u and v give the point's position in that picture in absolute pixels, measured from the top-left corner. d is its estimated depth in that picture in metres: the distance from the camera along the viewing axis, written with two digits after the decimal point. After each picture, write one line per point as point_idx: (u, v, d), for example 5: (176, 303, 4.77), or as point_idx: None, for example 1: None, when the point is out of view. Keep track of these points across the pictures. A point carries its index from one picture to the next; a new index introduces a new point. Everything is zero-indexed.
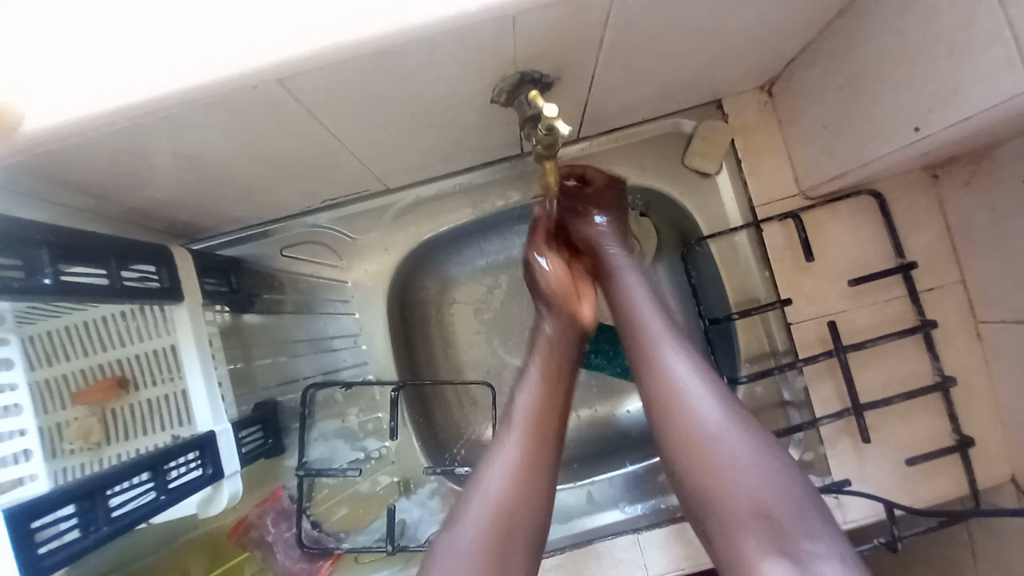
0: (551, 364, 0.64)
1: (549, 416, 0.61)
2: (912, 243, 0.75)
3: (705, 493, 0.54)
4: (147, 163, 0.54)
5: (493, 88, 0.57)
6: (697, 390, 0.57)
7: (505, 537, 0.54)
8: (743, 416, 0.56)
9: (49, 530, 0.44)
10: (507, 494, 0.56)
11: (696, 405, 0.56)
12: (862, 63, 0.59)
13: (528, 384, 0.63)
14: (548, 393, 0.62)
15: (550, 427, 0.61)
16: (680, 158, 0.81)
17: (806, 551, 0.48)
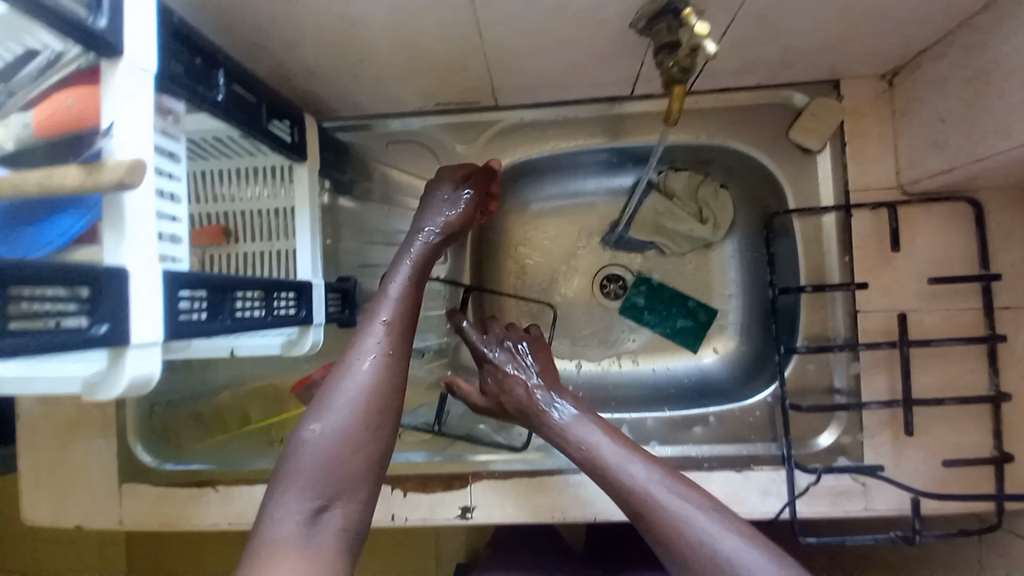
0: (414, 284, 0.70)
1: (407, 324, 0.66)
2: (1002, 257, 0.75)
3: None
4: (310, 20, 0.58)
5: (636, 11, 0.59)
6: (676, 503, 0.61)
7: (361, 443, 0.56)
8: (749, 530, 0.58)
9: (186, 305, 0.50)
10: (367, 397, 0.58)
11: (711, 538, 0.57)
12: (1002, 57, 0.58)
13: (388, 301, 0.66)
14: (380, 380, 0.60)
15: (404, 332, 0.65)
16: (784, 131, 0.82)
17: None
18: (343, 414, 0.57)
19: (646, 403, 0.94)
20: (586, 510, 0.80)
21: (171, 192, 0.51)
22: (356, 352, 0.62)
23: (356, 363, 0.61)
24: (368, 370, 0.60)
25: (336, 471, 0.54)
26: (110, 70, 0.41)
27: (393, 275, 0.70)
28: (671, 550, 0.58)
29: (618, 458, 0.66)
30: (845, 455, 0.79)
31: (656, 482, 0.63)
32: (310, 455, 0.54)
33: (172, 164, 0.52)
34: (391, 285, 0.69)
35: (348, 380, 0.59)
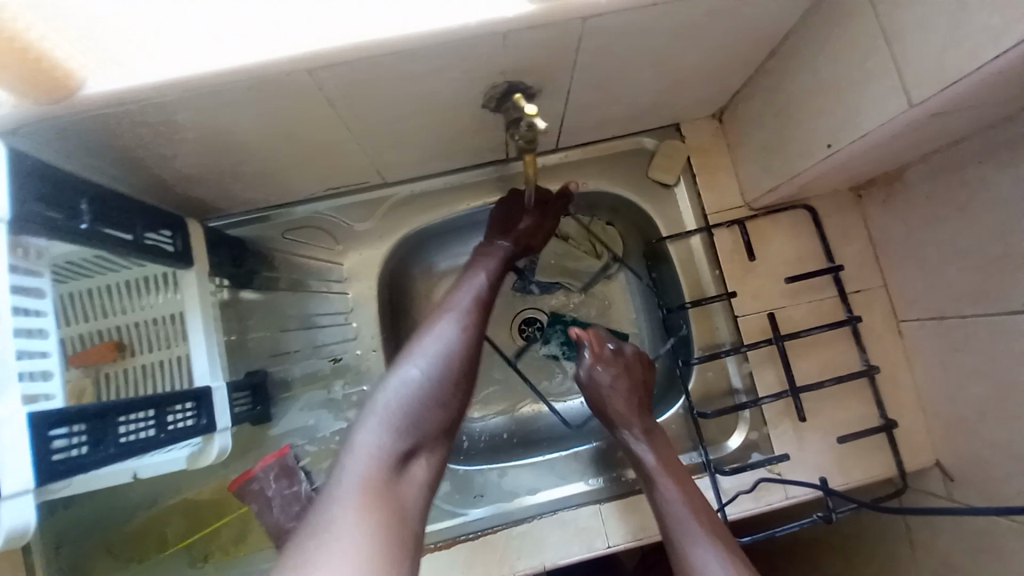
0: (454, 344, 0.70)
1: (448, 385, 0.67)
2: (842, 250, 0.87)
3: None
4: (179, 136, 0.61)
5: (485, 94, 0.67)
6: (699, 548, 0.70)
7: (431, 405, 0.65)
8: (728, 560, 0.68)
9: (62, 442, 0.49)
10: (444, 363, 0.68)
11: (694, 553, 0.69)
12: (791, 94, 0.71)
13: (419, 359, 0.67)
14: (457, 347, 0.69)
15: (472, 339, 0.71)
16: (644, 171, 0.93)
17: None
18: (428, 365, 0.67)
19: (582, 436, 0.96)
20: (535, 559, 0.80)
21: (39, 327, 0.52)
22: (440, 324, 0.72)
23: (438, 330, 0.71)
24: (450, 338, 0.70)
25: (412, 427, 0.63)
26: None
27: (433, 330, 0.71)
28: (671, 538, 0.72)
29: (682, 527, 0.72)
30: (757, 449, 0.86)
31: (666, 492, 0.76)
32: (390, 403, 0.64)
33: (38, 301, 0.53)
34: (424, 346, 0.69)
35: (431, 341, 0.69)
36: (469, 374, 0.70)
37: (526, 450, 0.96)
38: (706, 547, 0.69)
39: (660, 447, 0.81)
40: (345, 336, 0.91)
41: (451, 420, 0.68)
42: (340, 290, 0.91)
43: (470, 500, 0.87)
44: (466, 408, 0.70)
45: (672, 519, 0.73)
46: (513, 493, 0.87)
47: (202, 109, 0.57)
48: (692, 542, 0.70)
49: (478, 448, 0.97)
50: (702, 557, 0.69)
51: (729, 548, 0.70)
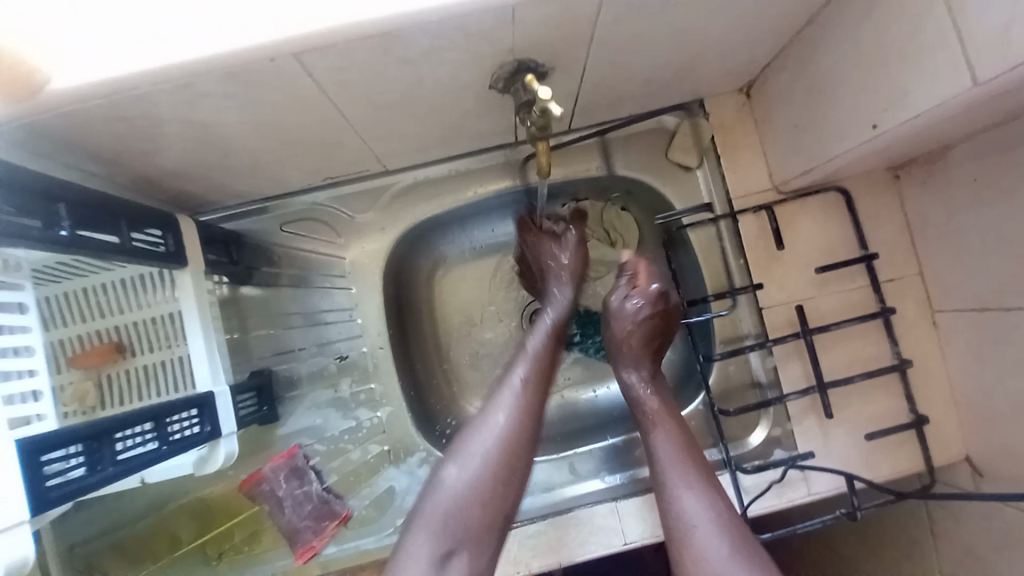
0: (503, 442, 0.65)
1: (495, 481, 0.63)
2: (876, 235, 0.81)
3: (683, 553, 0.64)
4: (158, 129, 0.56)
5: (491, 75, 0.61)
6: (692, 503, 0.66)
7: (477, 503, 0.62)
8: (727, 520, 0.64)
9: (59, 465, 0.47)
10: (491, 463, 0.63)
11: (688, 507, 0.66)
12: (830, 67, 0.64)
13: (466, 463, 0.63)
14: (512, 438, 0.65)
15: (527, 426, 0.66)
16: (663, 152, 0.86)
17: None
18: (477, 462, 0.64)
19: (594, 431, 0.95)
20: (551, 557, 0.79)
21: (26, 344, 0.49)
22: (488, 413, 0.67)
23: (489, 420, 0.66)
24: (502, 425, 0.65)
25: (457, 529, 0.61)
26: None
27: (489, 418, 0.66)
28: (662, 490, 0.69)
29: (673, 475, 0.69)
30: (780, 446, 0.83)
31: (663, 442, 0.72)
32: (441, 503, 0.62)
33: (22, 317, 0.50)
34: (472, 444, 0.65)
35: (481, 432, 0.65)
36: (528, 464, 0.66)
37: (542, 447, 0.94)
38: (694, 498, 0.66)
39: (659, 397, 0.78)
40: (353, 332, 0.89)
41: (505, 517, 0.64)
42: (343, 286, 0.89)
43: None
44: (518, 499, 0.66)
45: (665, 467, 0.70)
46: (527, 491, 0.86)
47: (180, 102, 0.52)
48: (679, 489, 0.67)
49: None
50: (687, 508, 0.66)
51: (721, 503, 0.66)
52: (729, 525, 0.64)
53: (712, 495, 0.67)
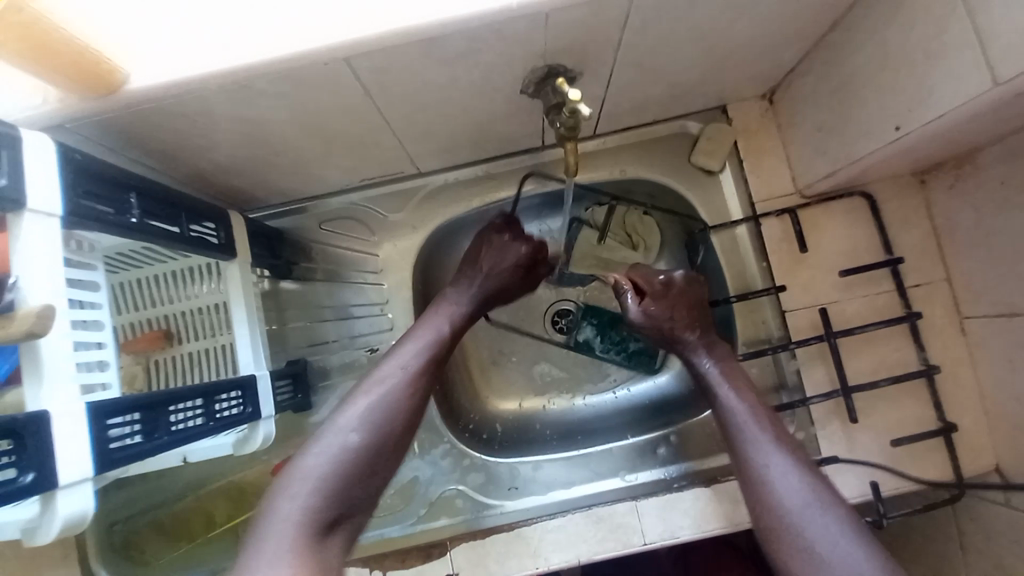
0: (389, 404, 0.65)
1: (384, 444, 0.63)
2: (902, 239, 0.81)
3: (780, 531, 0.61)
4: (218, 127, 0.61)
5: (522, 79, 0.65)
6: (784, 477, 0.64)
7: (365, 463, 0.61)
8: (822, 492, 0.62)
9: (118, 431, 0.51)
10: (380, 422, 0.63)
11: (778, 481, 0.63)
12: (854, 71, 0.66)
13: (358, 420, 0.62)
14: (399, 398, 0.66)
15: (416, 393, 0.67)
16: (687, 157, 0.89)
17: None
18: (363, 420, 0.63)
19: (614, 430, 0.95)
20: (569, 553, 0.80)
21: (95, 319, 0.53)
22: (378, 376, 0.67)
23: (378, 382, 0.66)
24: (393, 387, 0.66)
25: (341, 488, 0.58)
26: (18, 222, 0.45)
27: (383, 377, 0.67)
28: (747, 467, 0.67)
29: (762, 449, 0.67)
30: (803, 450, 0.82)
31: (744, 419, 0.70)
32: (325, 461, 0.59)
33: (92, 294, 0.54)
34: (361, 401, 0.64)
35: (370, 394, 0.65)
36: (408, 431, 0.65)
37: (562, 444, 0.94)
38: (780, 464, 0.65)
39: (731, 375, 0.76)
40: (382, 326, 0.92)
41: (381, 483, 0.62)
42: (375, 281, 0.92)
43: (504, 492, 0.87)
44: (387, 481, 0.63)
45: (745, 435, 0.69)
46: (547, 487, 0.87)
47: (240, 101, 0.57)
48: (769, 462, 0.65)
49: (510, 440, 0.96)
50: (776, 473, 0.64)
51: (812, 475, 0.63)
52: (820, 489, 0.62)
53: (801, 467, 0.64)
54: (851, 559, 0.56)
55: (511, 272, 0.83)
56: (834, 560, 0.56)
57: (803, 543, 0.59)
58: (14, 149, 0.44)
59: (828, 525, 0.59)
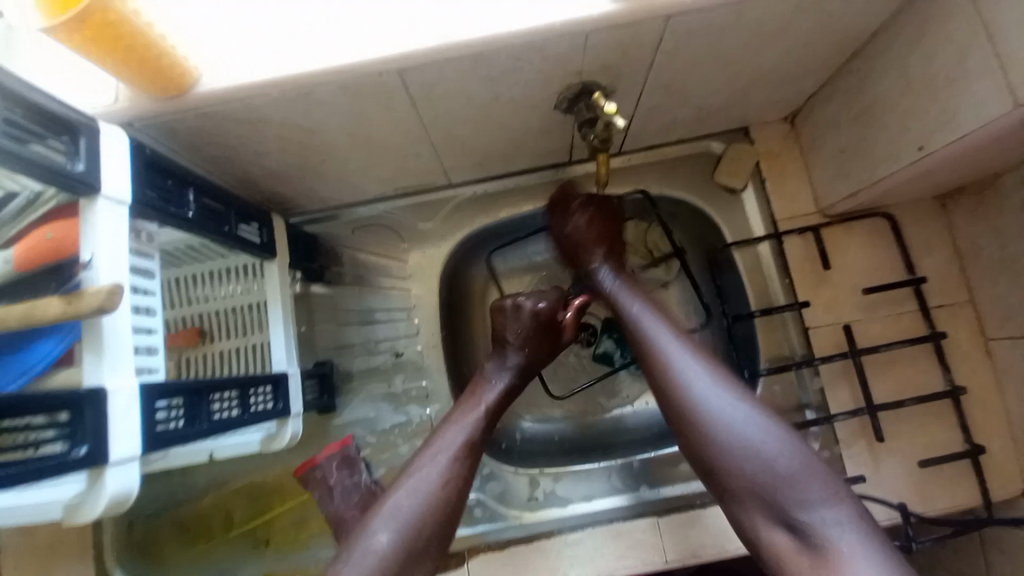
0: (422, 506, 0.63)
1: (420, 547, 0.61)
2: (924, 261, 0.82)
3: (700, 437, 0.62)
4: (269, 133, 0.65)
5: (558, 96, 0.68)
6: (695, 377, 0.65)
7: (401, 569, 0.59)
8: (735, 393, 0.64)
9: (164, 414, 0.52)
10: (415, 524, 0.62)
11: (691, 383, 0.65)
12: (876, 95, 0.68)
13: (387, 522, 0.61)
14: (435, 498, 0.64)
15: (451, 488, 0.65)
16: (710, 176, 0.92)
17: (796, 512, 0.55)
18: (397, 522, 0.62)
19: (633, 445, 0.95)
20: (588, 569, 0.79)
21: (148, 305, 0.55)
22: (415, 472, 0.66)
23: (416, 479, 0.65)
24: (427, 484, 0.65)
25: None
26: (91, 207, 0.48)
27: (414, 475, 0.66)
28: (661, 379, 0.67)
29: (672, 354, 0.68)
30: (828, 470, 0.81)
31: (659, 329, 0.71)
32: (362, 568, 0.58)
33: (148, 281, 0.56)
34: (396, 499, 0.64)
35: (404, 492, 0.64)
36: (447, 531, 0.64)
37: (581, 456, 0.94)
38: (679, 351, 0.68)
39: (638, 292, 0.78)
40: (407, 332, 0.94)
41: None
42: (401, 287, 0.95)
43: (524, 503, 0.87)
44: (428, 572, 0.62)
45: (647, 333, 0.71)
46: (566, 500, 0.87)
47: (295, 109, 0.60)
48: (680, 368, 0.66)
49: (528, 451, 0.96)
50: (675, 362, 0.67)
51: (721, 374, 0.66)
52: (716, 371, 0.66)
53: (711, 368, 0.66)
54: (752, 427, 0.60)
55: (536, 336, 0.80)
56: (741, 431, 0.60)
57: (711, 424, 0.61)
58: (92, 138, 0.48)
59: (727, 401, 0.63)
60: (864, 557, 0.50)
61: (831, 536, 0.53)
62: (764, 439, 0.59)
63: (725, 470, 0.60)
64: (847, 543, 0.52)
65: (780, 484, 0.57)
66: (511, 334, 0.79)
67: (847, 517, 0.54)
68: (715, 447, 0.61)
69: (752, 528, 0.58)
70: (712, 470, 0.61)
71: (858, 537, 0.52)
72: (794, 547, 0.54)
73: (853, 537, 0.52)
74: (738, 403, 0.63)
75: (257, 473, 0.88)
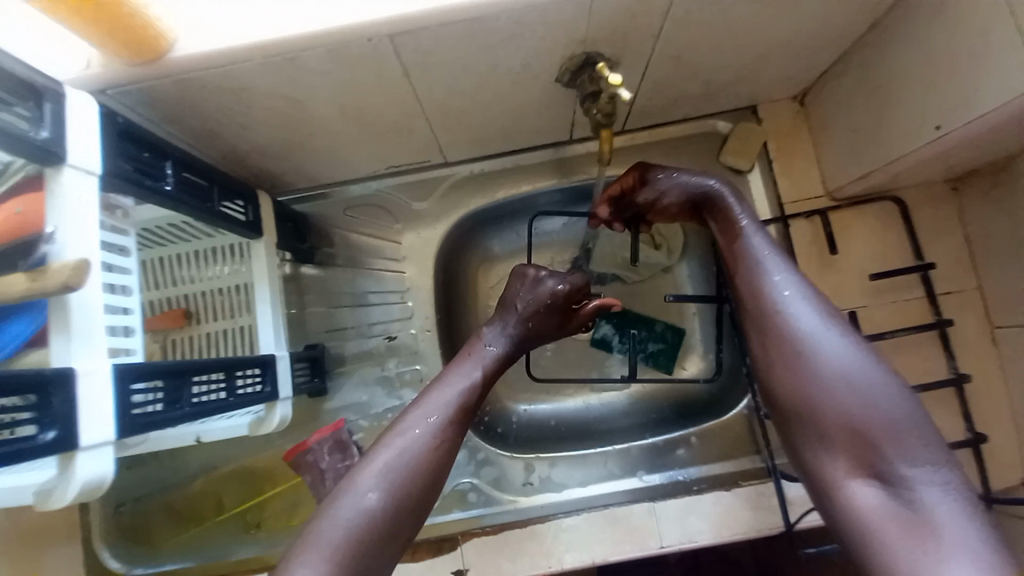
0: (410, 465, 0.58)
1: (405, 507, 0.56)
2: (933, 246, 0.79)
3: (795, 369, 0.55)
4: (252, 103, 0.61)
5: (559, 67, 0.65)
6: (798, 309, 0.57)
7: (384, 530, 0.54)
8: (841, 328, 0.56)
9: (141, 397, 0.50)
10: (402, 481, 0.57)
11: (793, 315, 0.57)
12: (892, 70, 0.65)
13: (378, 480, 0.56)
14: (423, 454, 0.59)
15: (443, 449, 0.60)
16: (715, 156, 0.88)
17: (890, 463, 0.50)
18: (384, 478, 0.56)
19: (630, 430, 0.93)
20: (583, 554, 0.78)
21: (123, 284, 0.52)
22: (408, 426, 0.60)
23: (408, 436, 0.59)
24: (418, 439, 0.59)
25: (356, 560, 0.52)
26: (57, 177, 0.45)
27: (406, 432, 0.60)
28: (756, 305, 0.59)
29: (774, 284, 0.59)
30: None
31: (762, 250, 0.62)
32: (343, 522, 0.53)
33: (123, 259, 0.53)
34: (384, 455, 0.58)
35: (392, 449, 0.58)
36: (430, 491, 0.59)
37: (578, 441, 0.93)
38: (790, 281, 0.59)
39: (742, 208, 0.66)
40: (396, 315, 0.92)
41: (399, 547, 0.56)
42: (397, 268, 0.92)
43: (519, 488, 0.86)
44: (408, 536, 0.57)
45: (754, 252, 0.62)
46: (562, 485, 0.86)
47: (280, 78, 0.57)
48: (783, 300, 0.58)
49: (522, 436, 0.94)
50: (781, 289, 0.59)
51: (830, 310, 0.57)
52: (829, 308, 0.57)
53: (818, 300, 0.58)
54: (857, 369, 0.53)
55: (546, 315, 0.74)
56: (847, 374, 0.53)
57: (807, 362, 0.55)
58: (58, 103, 0.45)
59: (841, 343, 0.55)
60: (959, 523, 0.45)
61: (923, 494, 0.48)
62: (870, 382, 0.52)
63: (817, 409, 0.53)
64: (947, 507, 0.47)
65: (885, 436, 0.50)
66: (524, 306, 0.73)
67: (953, 480, 0.48)
68: (811, 386, 0.54)
69: (832, 477, 0.52)
70: (799, 409, 0.55)
71: (956, 501, 0.47)
72: (883, 501, 0.49)
73: (958, 504, 0.47)
74: (842, 338, 0.55)
75: (247, 457, 0.86)
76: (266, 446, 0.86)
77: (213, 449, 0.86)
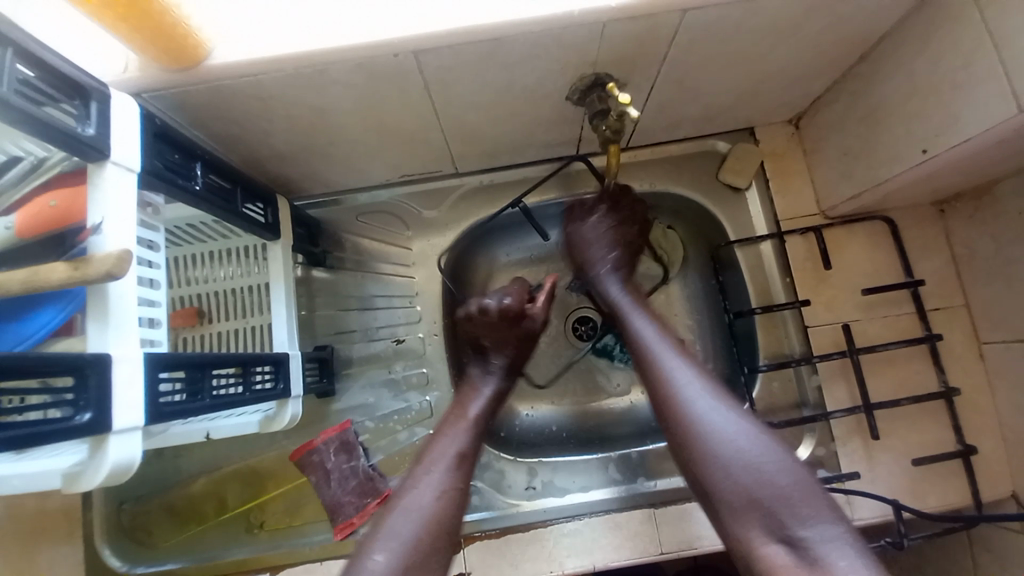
0: (421, 521, 0.61)
1: (423, 562, 0.58)
2: (922, 265, 0.83)
3: (697, 458, 0.60)
4: (279, 111, 0.64)
5: (570, 86, 0.68)
6: (695, 392, 0.64)
7: None
8: (738, 412, 0.62)
9: (166, 387, 0.52)
10: (416, 536, 0.59)
11: (691, 399, 0.64)
12: (881, 98, 0.69)
13: (386, 542, 0.58)
14: (432, 503, 0.62)
15: (450, 496, 0.64)
16: (714, 174, 0.92)
17: (796, 530, 0.54)
18: (397, 537, 0.59)
19: (632, 437, 0.95)
20: (584, 558, 0.80)
21: (152, 278, 0.54)
22: (411, 488, 0.64)
23: (412, 493, 0.63)
24: (424, 495, 0.63)
25: None
26: (99, 173, 0.47)
27: (412, 490, 0.64)
28: (660, 401, 0.66)
29: (676, 372, 0.67)
30: (823, 467, 0.82)
31: (660, 343, 0.71)
32: None
33: (152, 254, 0.56)
34: (392, 518, 0.61)
35: (401, 510, 0.61)
36: (448, 541, 0.61)
37: (580, 449, 0.94)
38: (681, 366, 0.67)
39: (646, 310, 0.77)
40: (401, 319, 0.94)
41: None
42: (406, 273, 0.94)
43: (522, 492, 0.87)
44: None
45: (653, 348, 0.71)
46: (564, 490, 0.87)
47: (307, 88, 0.60)
48: (681, 385, 0.65)
49: (525, 439, 0.96)
50: (678, 375, 0.66)
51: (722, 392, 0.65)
52: (716, 388, 0.65)
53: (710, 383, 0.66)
54: (752, 446, 0.59)
55: (504, 332, 0.83)
56: (738, 448, 0.59)
57: (709, 442, 0.60)
58: (104, 102, 0.47)
59: (732, 424, 0.61)
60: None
61: (826, 553, 0.51)
62: (761, 455, 0.58)
63: (720, 488, 0.58)
64: (847, 561, 0.50)
65: (778, 500, 0.55)
66: (481, 329, 0.83)
67: (847, 535, 0.53)
68: (713, 462, 0.59)
69: (750, 547, 0.55)
70: (708, 485, 0.59)
71: (852, 554, 0.51)
72: (793, 564, 0.52)
73: (854, 554, 0.51)
74: (738, 420, 0.61)
75: (251, 458, 0.87)
76: (270, 447, 0.87)
77: (217, 449, 0.87)
